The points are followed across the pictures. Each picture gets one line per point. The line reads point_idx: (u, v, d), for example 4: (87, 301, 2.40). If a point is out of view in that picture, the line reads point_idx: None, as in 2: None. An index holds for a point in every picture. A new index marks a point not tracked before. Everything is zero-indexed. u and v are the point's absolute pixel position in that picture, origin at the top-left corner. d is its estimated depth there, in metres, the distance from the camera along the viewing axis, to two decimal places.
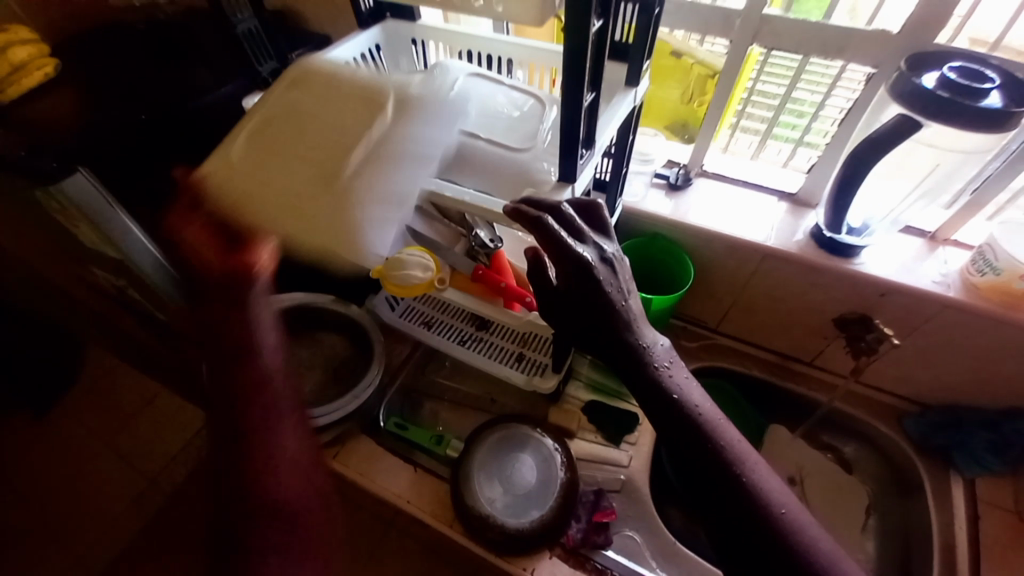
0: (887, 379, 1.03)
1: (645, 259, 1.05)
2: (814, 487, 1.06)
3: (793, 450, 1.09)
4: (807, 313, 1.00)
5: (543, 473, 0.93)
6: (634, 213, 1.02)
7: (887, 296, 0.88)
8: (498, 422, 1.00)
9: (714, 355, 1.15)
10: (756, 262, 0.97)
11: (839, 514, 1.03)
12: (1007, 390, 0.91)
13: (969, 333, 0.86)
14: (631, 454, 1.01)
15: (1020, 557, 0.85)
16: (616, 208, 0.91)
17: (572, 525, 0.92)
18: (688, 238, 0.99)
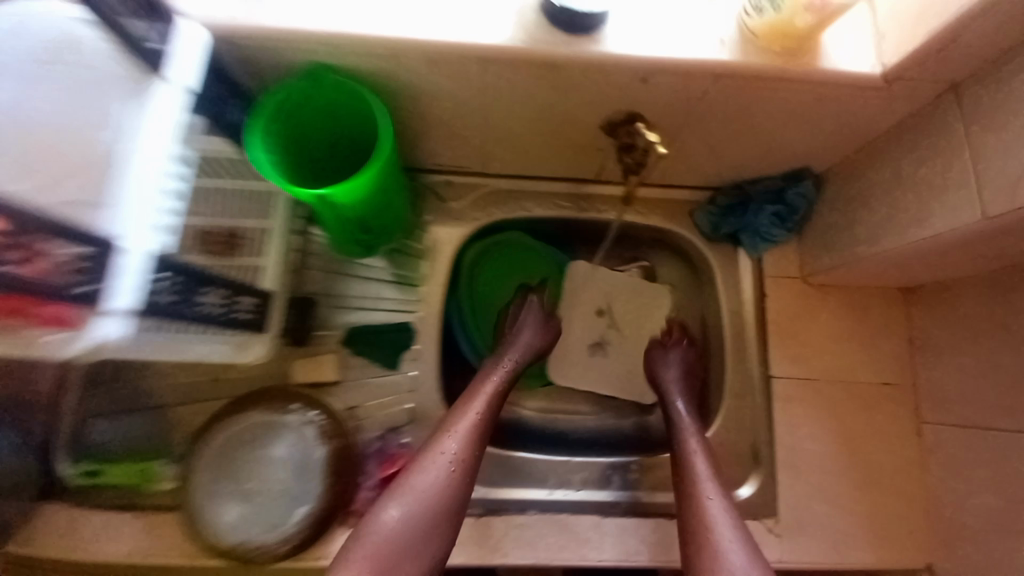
0: (677, 174, 0.84)
1: (323, 115, 0.65)
2: (621, 309, 0.94)
3: (595, 279, 0.93)
4: (571, 127, 0.72)
5: (294, 455, 0.73)
6: (254, 44, 0.55)
7: (652, 81, 0.61)
8: (219, 419, 0.74)
9: (488, 207, 0.89)
10: (479, 74, 0.61)
11: (646, 325, 0.93)
12: (791, 153, 0.77)
13: (749, 102, 0.65)
14: (413, 373, 0.81)
15: (797, 321, 0.85)
16: (165, 55, 0.49)
17: (362, 486, 0.75)
18: (365, 66, 0.59)
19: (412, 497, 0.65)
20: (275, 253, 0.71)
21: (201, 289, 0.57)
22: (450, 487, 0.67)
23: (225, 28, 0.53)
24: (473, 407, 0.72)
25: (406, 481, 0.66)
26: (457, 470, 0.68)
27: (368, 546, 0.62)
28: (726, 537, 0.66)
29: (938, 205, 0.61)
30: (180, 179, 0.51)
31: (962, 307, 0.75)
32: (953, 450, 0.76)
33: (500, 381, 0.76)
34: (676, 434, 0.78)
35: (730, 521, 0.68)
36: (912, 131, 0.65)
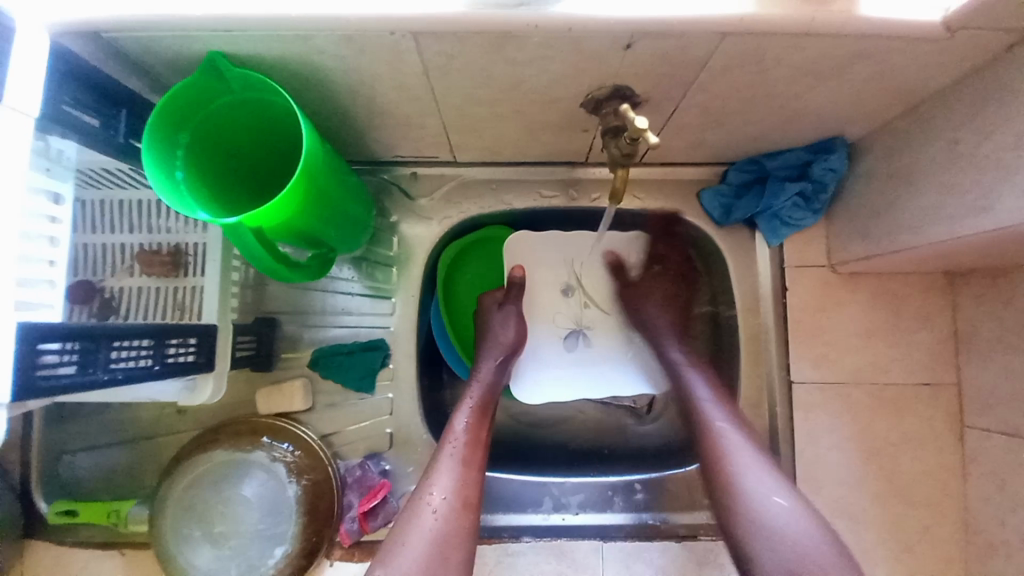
0: (680, 151, 0.71)
1: (242, 118, 0.54)
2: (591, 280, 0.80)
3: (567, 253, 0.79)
4: (545, 108, 0.59)
5: (265, 496, 0.66)
6: (135, 43, 0.47)
7: (637, 48, 0.48)
8: (182, 458, 0.68)
9: (461, 202, 0.78)
10: (418, 54, 0.49)
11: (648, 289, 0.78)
12: (818, 121, 0.63)
13: (763, 66, 0.51)
14: (392, 395, 0.74)
15: (821, 316, 0.74)
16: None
17: (344, 518, 0.70)
18: (277, 53, 0.48)
19: (403, 556, 0.55)
20: (216, 273, 0.65)
21: (114, 346, 0.49)
22: (452, 530, 0.57)
23: (91, 26, 0.44)
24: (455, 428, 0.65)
25: (390, 545, 0.56)
26: (456, 508, 0.58)
27: None
28: (763, 491, 0.58)
29: (1006, 187, 0.48)
30: (52, 221, 0.51)
31: (1020, 297, 0.63)
32: (1000, 462, 0.66)
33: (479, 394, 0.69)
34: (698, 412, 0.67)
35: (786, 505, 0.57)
36: (974, 90, 0.52)
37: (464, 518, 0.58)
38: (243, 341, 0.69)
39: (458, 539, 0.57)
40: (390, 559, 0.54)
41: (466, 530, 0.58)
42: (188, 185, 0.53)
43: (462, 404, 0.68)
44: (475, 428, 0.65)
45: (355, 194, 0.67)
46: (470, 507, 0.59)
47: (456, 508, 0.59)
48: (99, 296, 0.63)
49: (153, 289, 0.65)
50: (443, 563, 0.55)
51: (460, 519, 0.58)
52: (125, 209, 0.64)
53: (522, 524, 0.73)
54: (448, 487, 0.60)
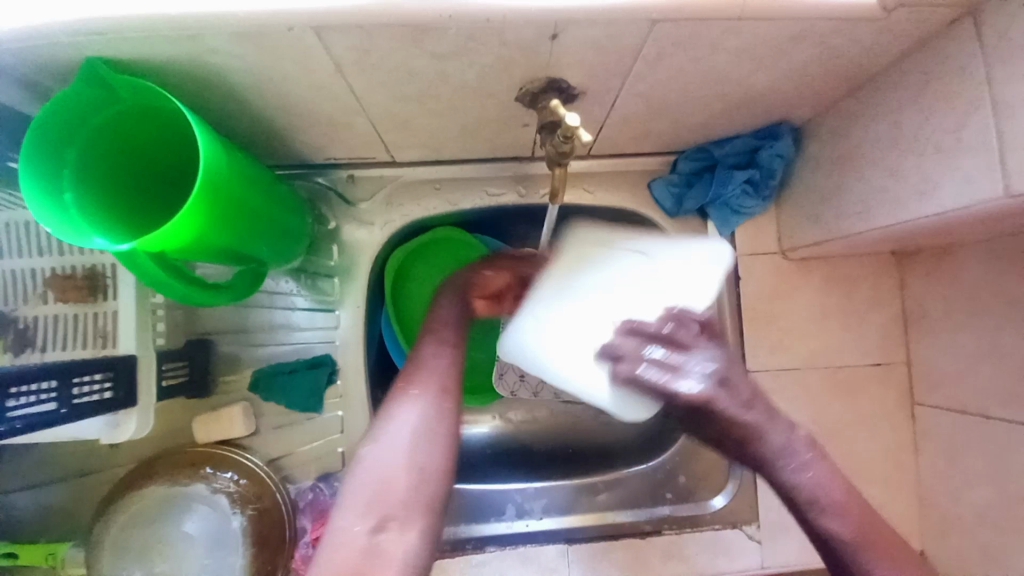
0: (628, 141, 0.69)
1: (139, 128, 0.49)
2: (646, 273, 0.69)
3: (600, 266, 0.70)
4: (480, 102, 0.56)
5: (209, 530, 0.62)
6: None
7: (566, 37, 0.45)
8: (115, 496, 0.64)
9: (405, 204, 0.74)
10: (329, 51, 0.45)
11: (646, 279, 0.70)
12: (764, 106, 0.61)
13: (701, 52, 0.49)
14: (341, 413, 0.71)
15: (775, 303, 0.73)
16: None
17: (299, 544, 0.67)
18: (165, 54, 0.43)
19: (389, 426, 0.48)
20: (132, 295, 0.59)
21: (9, 394, 0.44)
22: (439, 409, 0.50)
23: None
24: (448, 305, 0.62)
25: (381, 414, 0.50)
26: (439, 390, 0.51)
27: (362, 486, 0.45)
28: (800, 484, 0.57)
29: (946, 171, 0.48)
30: None
31: (963, 275, 0.64)
32: (948, 436, 0.67)
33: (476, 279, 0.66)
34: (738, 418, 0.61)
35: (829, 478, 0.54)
36: (912, 71, 0.50)
37: (447, 400, 0.51)
38: (170, 368, 0.64)
39: (441, 423, 0.49)
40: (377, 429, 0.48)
41: (449, 407, 0.50)
42: (81, 207, 0.47)
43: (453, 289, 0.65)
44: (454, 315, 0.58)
45: (284, 202, 0.62)
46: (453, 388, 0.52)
47: (440, 390, 0.51)
48: (12, 327, 0.57)
49: (71, 316, 0.58)
50: (425, 453, 0.47)
51: (443, 399, 0.51)
52: (27, 231, 0.57)
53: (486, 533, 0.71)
54: (435, 364, 0.54)
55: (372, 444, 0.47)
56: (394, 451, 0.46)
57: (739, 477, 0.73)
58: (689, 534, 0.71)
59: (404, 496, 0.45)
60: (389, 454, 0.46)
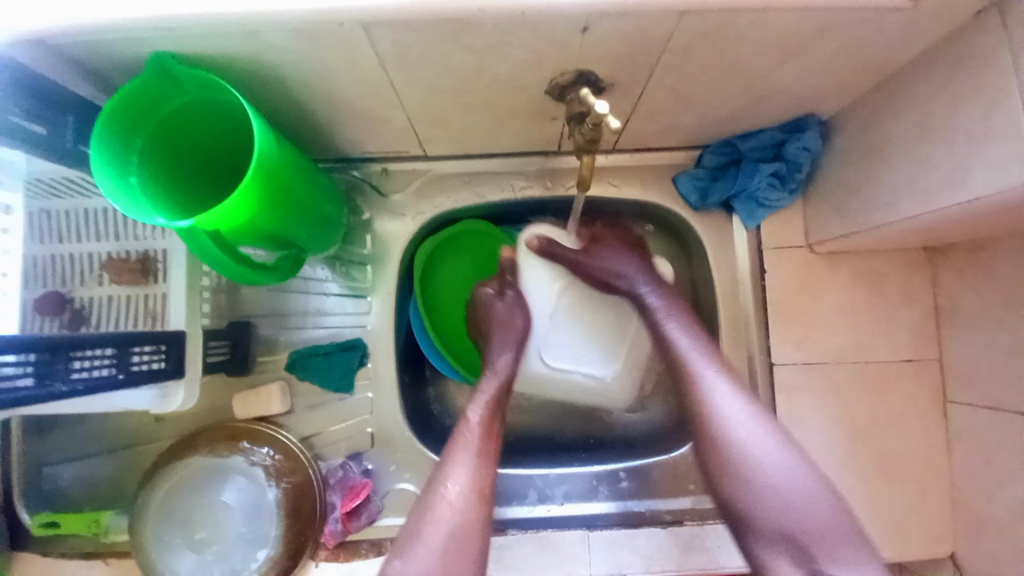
0: (654, 135, 0.70)
1: (198, 118, 0.53)
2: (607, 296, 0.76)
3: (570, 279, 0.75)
4: (510, 96, 0.58)
5: (246, 501, 0.66)
6: (74, 46, 0.45)
7: (595, 30, 0.47)
8: (160, 465, 0.67)
9: (435, 197, 0.77)
10: (371, 45, 0.48)
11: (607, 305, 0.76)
12: (790, 99, 0.62)
13: (727, 44, 0.50)
14: (371, 394, 0.74)
15: (801, 297, 0.73)
16: None
17: (328, 519, 0.69)
18: (224, 49, 0.47)
19: (421, 546, 0.55)
20: (181, 278, 0.63)
21: (74, 357, 0.48)
22: (468, 524, 0.57)
23: (31, 36, 0.43)
24: (474, 405, 0.65)
25: (412, 533, 0.57)
26: (470, 501, 0.58)
27: None
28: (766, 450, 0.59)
29: (977, 159, 0.47)
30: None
31: (997, 270, 0.63)
32: (981, 436, 0.66)
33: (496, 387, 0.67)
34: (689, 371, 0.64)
35: (775, 450, 0.59)
36: (941, 62, 0.51)
37: (476, 511, 0.58)
38: (215, 345, 0.68)
39: (471, 534, 0.57)
40: (411, 548, 0.55)
41: (480, 522, 0.57)
42: (144, 189, 0.51)
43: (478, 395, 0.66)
44: (487, 421, 0.64)
45: (325, 191, 0.65)
46: (483, 499, 0.58)
47: (471, 500, 0.58)
48: (69, 306, 0.61)
49: (125, 297, 0.63)
50: (453, 563, 0.55)
51: (474, 511, 0.58)
52: (91, 218, 0.61)
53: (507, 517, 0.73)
54: (464, 480, 0.59)
55: (404, 563, 0.55)
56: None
57: None
58: (711, 526, 0.71)
59: None
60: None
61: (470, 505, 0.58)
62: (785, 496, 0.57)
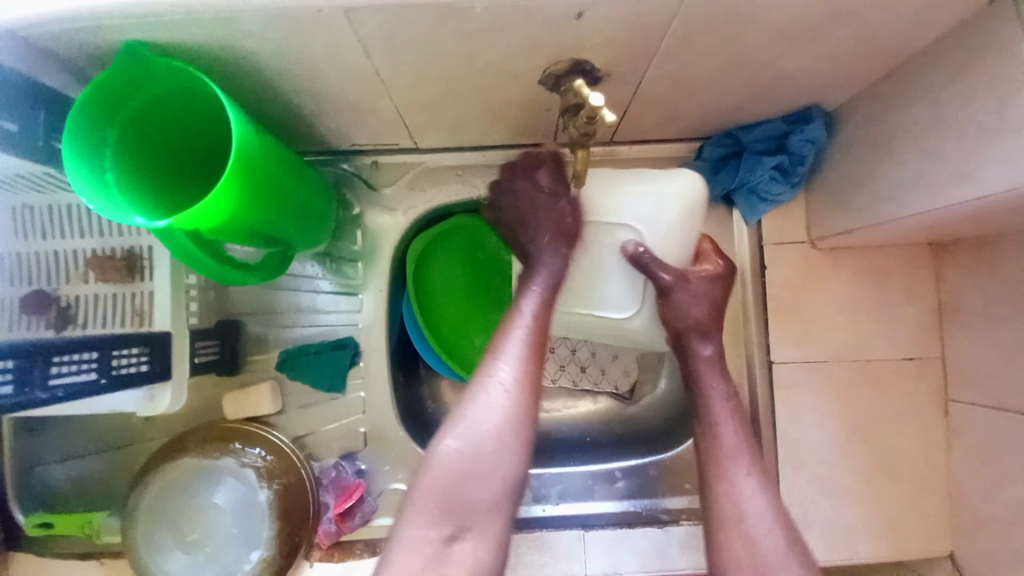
0: (652, 126, 0.68)
1: (177, 110, 0.51)
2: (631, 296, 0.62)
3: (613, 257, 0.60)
4: (503, 85, 0.56)
5: (238, 502, 0.64)
6: (43, 35, 0.43)
7: (591, 16, 0.44)
8: (151, 465, 0.66)
9: (427, 190, 0.75)
10: (354, 33, 0.45)
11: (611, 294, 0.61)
12: (793, 89, 0.60)
13: (730, 31, 0.48)
14: (364, 393, 0.72)
15: (802, 293, 0.72)
16: None
17: (322, 520, 0.69)
18: (201, 38, 0.44)
19: (470, 427, 0.51)
20: (166, 273, 0.62)
21: (53, 362, 0.47)
22: (519, 406, 0.52)
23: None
24: (530, 293, 0.56)
25: (461, 411, 0.52)
26: (524, 388, 0.52)
27: (441, 486, 0.50)
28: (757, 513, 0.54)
29: (989, 152, 0.45)
30: None
31: (1003, 267, 0.61)
32: (983, 435, 0.65)
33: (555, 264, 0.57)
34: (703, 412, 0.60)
35: (761, 499, 0.55)
36: (953, 50, 0.48)
37: (528, 399, 0.52)
38: (203, 346, 0.67)
39: (524, 419, 0.52)
40: (462, 427, 0.51)
41: (529, 414, 0.52)
42: (121, 186, 0.49)
43: (530, 279, 0.57)
44: (543, 312, 0.55)
45: (312, 184, 0.63)
46: (535, 389, 0.52)
47: (523, 384, 0.52)
48: (55, 305, 0.59)
49: (111, 296, 0.61)
50: (507, 447, 0.51)
51: (523, 393, 0.52)
52: (74, 213, 0.59)
53: None
54: (517, 363, 0.53)
55: (455, 441, 0.50)
56: (475, 455, 0.50)
57: None
58: None
59: (490, 489, 0.50)
60: (468, 457, 0.50)
61: (522, 397, 0.52)
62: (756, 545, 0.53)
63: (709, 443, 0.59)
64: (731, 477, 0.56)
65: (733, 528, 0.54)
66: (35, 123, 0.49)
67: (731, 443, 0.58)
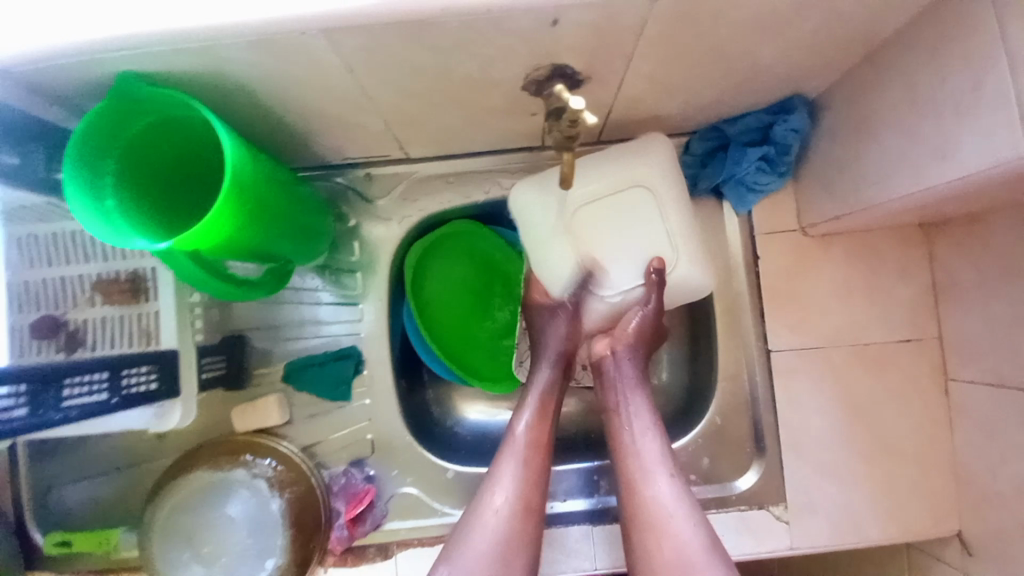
0: (638, 124, 0.69)
1: (172, 136, 0.53)
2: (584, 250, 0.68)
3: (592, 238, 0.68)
4: (486, 93, 0.57)
5: (251, 512, 0.66)
6: (34, 71, 0.45)
7: (566, 23, 0.46)
8: (163, 482, 0.67)
9: (420, 199, 0.76)
10: (338, 52, 0.47)
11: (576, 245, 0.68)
12: (773, 80, 0.60)
13: (704, 28, 0.49)
14: (369, 401, 0.74)
15: (796, 280, 0.72)
16: None
17: (333, 526, 0.70)
18: (189, 65, 0.46)
19: (468, 555, 0.56)
20: (171, 298, 0.65)
21: (65, 384, 0.48)
22: (517, 536, 0.57)
23: None
24: (523, 413, 0.65)
25: (461, 540, 0.57)
26: (515, 513, 0.58)
27: None
28: (680, 519, 0.57)
29: (967, 132, 0.46)
30: None
31: (993, 244, 0.61)
32: (984, 411, 0.65)
33: (545, 390, 0.67)
34: (615, 422, 0.64)
35: (680, 501, 0.58)
36: (925, 33, 0.49)
37: (524, 526, 0.58)
38: (209, 362, 0.70)
39: (519, 546, 0.57)
40: (460, 555, 0.56)
41: (528, 539, 0.58)
42: (122, 212, 0.51)
43: (526, 401, 0.66)
44: (535, 430, 0.64)
45: (307, 202, 0.65)
46: (529, 515, 0.58)
47: (517, 512, 0.58)
48: (64, 330, 0.60)
49: (119, 317, 0.62)
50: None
51: (521, 525, 0.58)
52: (75, 239, 0.60)
53: None
54: (512, 489, 0.59)
55: (452, 568, 0.55)
56: None
57: (764, 458, 0.72)
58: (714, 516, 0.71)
59: None
60: None
61: (515, 524, 0.58)
62: (683, 552, 0.55)
63: (625, 450, 0.62)
64: (653, 482, 0.59)
65: (658, 535, 0.56)
66: (33, 156, 0.51)
67: (647, 449, 0.61)
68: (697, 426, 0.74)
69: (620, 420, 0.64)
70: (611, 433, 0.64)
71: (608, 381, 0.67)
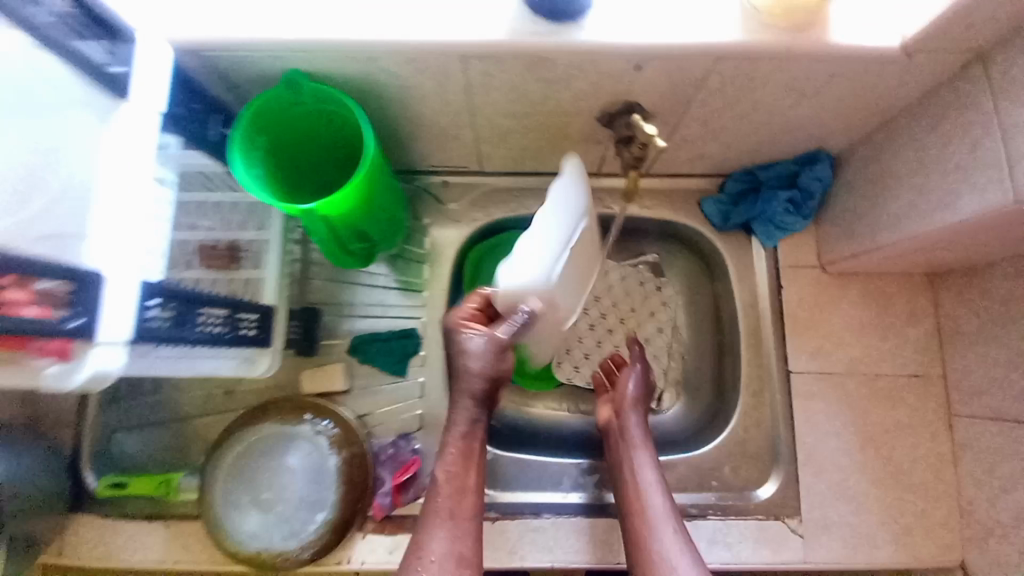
0: (684, 162, 0.80)
1: (309, 124, 0.64)
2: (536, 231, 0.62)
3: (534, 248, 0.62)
4: (567, 120, 0.69)
5: (309, 466, 0.71)
6: (225, 60, 0.56)
7: (647, 68, 0.58)
8: (234, 429, 0.74)
9: (487, 208, 0.86)
10: (464, 72, 0.59)
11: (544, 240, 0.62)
12: (803, 135, 0.72)
13: (754, 84, 0.61)
14: (422, 379, 0.81)
15: (815, 311, 0.81)
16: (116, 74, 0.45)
17: (378, 493, 0.75)
18: (346, 69, 0.58)
19: None
20: (273, 270, 0.71)
21: (200, 312, 0.55)
22: None
23: (189, 46, 0.53)
24: (444, 459, 0.66)
25: None
26: (453, 563, 0.60)
27: None
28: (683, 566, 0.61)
29: (966, 185, 0.57)
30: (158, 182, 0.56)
31: (991, 291, 0.70)
32: (984, 444, 0.71)
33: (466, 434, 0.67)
34: (621, 472, 0.71)
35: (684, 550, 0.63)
36: (933, 106, 0.61)
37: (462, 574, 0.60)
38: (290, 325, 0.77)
39: None
40: None
41: None
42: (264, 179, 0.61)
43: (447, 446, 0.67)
44: (463, 474, 0.66)
45: (396, 196, 0.76)
46: (466, 563, 0.61)
47: (452, 563, 0.60)
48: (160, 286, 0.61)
49: (212, 280, 0.65)
50: None
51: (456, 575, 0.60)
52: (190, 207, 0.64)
53: (538, 503, 0.78)
54: (445, 541, 0.61)
55: None
56: None
57: (781, 472, 0.78)
58: (733, 522, 0.76)
59: None
60: None
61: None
62: None
63: (629, 498, 0.69)
64: (658, 531, 0.65)
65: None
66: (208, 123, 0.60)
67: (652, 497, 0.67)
68: (720, 436, 0.81)
69: (625, 470, 0.71)
70: (618, 483, 0.71)
71: (614, 438, 0.74)
